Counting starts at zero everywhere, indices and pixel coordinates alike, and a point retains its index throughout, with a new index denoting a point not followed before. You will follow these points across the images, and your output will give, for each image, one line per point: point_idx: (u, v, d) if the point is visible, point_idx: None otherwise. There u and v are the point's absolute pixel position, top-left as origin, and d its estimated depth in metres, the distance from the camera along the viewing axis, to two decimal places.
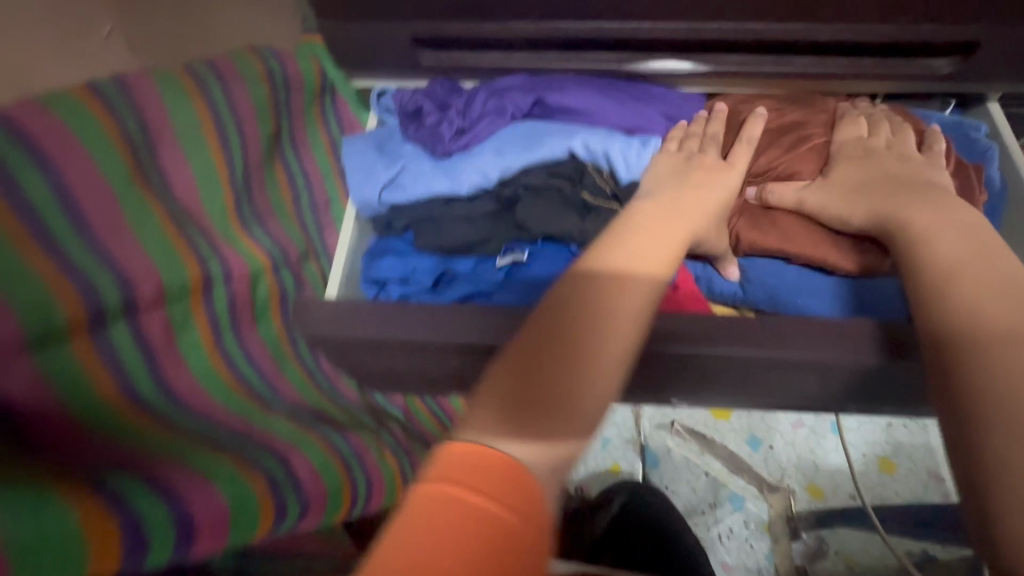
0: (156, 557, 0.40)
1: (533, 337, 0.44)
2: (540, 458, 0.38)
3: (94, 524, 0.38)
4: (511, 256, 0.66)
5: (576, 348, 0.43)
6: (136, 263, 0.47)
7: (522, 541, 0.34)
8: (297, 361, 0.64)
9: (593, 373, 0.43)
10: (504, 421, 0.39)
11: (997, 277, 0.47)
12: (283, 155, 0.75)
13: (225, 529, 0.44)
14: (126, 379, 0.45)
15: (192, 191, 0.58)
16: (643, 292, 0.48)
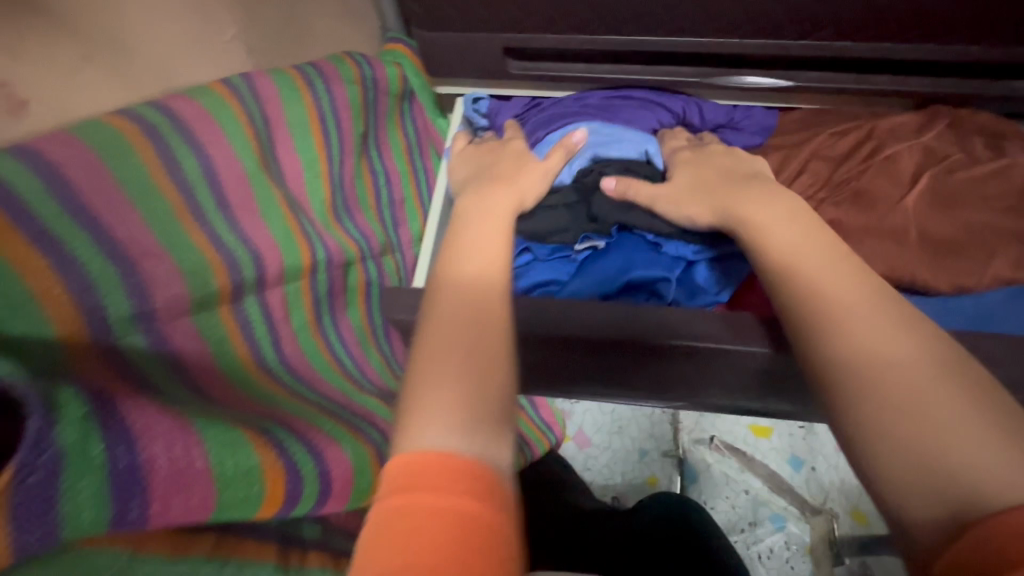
0: (302, 507, 0.42)
1: (434, 344, 0.44)
2: (451, 451, 0.36)
3: (270, 467, 0.39)
4: (590, 243, 0.67)
5: (434, 344, 0.44)
6: (265, 240, 0.51)
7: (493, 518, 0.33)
8: (377, 349, 0.67)
9: (456, 359, 0.43)
10: (431, 420, 0.38)
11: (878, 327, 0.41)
12: (368, 153, 0.80)
13: (348, 491, 0.46)
14: (257, 347, 0.48)
15: (299, 181, 0.63)
16: (469, 302, 0.48)
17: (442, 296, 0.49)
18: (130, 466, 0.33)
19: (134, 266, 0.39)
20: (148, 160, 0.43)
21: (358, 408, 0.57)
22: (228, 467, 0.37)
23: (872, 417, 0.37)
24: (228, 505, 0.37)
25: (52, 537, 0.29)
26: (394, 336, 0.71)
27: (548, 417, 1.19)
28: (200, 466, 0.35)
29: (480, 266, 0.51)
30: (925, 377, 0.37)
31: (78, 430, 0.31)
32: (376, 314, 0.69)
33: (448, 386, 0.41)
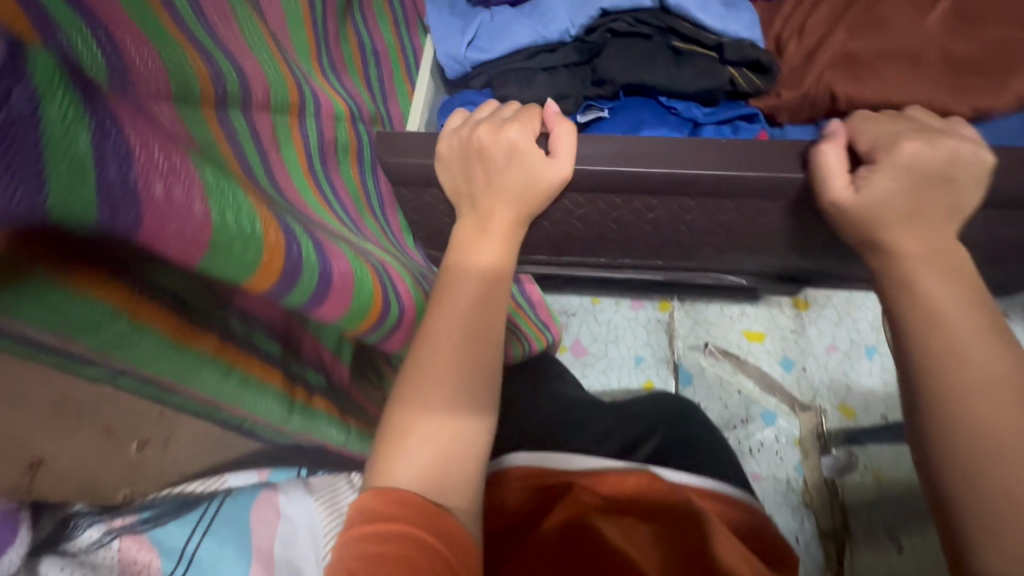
0: (298, 295, 0.43)
1: (434, 348, 0.57)
2: (439, 423, 0.54)
3: (274, 238, 0.38)
4: (593, 111, 0.80)
5: (428, 358, 0.57)
6: (252, 64, 0.48)
7: (446, 536, 0.48)
8: (371, 215, 0.70)
9: (442, 374, 0.56)
10: (427, 395, 0.55)
11: (984, 344, 0.51)
12: (352, 17, 0.75)
13: (350, 293, 0.49)
14: (248, 164, 0.46)
15: (282, 20, 0.58)
16: (466, 317, 0.60)
17: (443, 301, 0.61)
18: (120, 182, 0.28)
19: (112, 35, 0.34)
20: None
21: (361, 248, 0.59)
22: (230, 222, 0.34)
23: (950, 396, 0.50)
24: (226, 259, 0.35)
25: (41, 212, 0.26)
26: (388, 210, 0.77)
27: (544, 316, 1.21)
28: (201, 210, 0.32)
29: (485, 262, 0.64)
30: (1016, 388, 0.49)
31: (66, 119, 0.26)
32: (369, 183, 0.72)
33: (435, 385, 0.55)
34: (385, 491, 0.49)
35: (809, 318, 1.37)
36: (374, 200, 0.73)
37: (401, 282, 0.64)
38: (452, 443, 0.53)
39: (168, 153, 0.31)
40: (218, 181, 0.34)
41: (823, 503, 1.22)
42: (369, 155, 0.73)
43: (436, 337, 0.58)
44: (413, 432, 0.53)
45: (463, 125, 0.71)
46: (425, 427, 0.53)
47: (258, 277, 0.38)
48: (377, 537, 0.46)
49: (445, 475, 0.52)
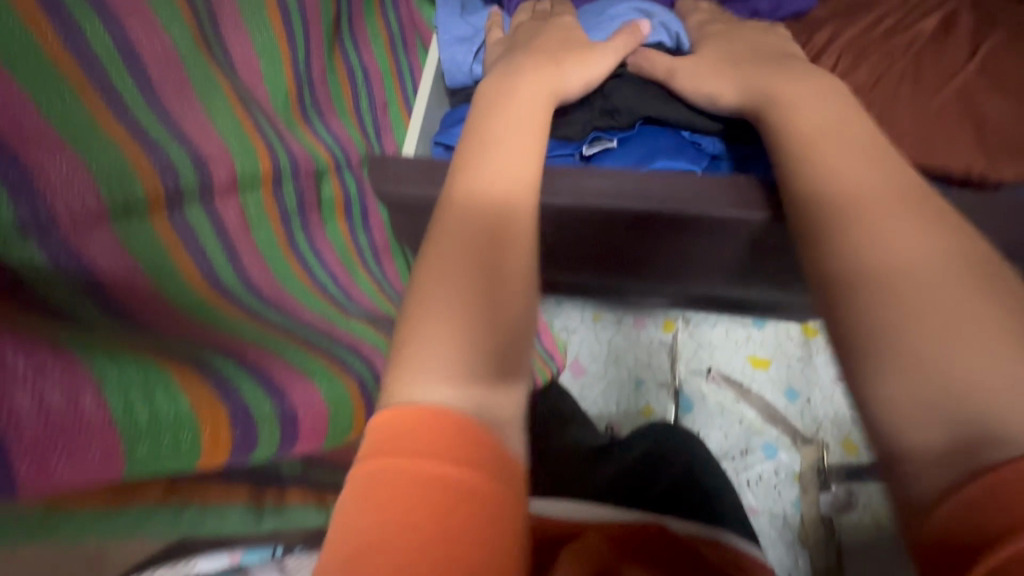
0: (261, 452, 0.38)
1: (451, 251, 0.39)
2: (462, 328, 0.36)
3: (208, 413, 0.34)
4: (600, 144, 0.65)
5: (440, 279, 0.38)
6: (211, 141, 0.43)
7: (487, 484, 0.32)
8: (365, 273, 0.63)
9: (459, 296, 0.37)
10: (428, 334, 0.36)
11: (897, 195, 0.36)
12: (341, 43, 0.67)
13: (324, 426, 0.42)
14: (209, 266, 0.42)
15: (255, 70, 0.52)
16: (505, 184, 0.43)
17: (460, 204, 0.42)
18: (32, 409, 0.27)
19: (18, 164, 0.31)
20: (31, 15, 0.32)
21: (341, 335, 0.51)
22: (140, 411, 0.31)
23: (862, 326, 0.32)
24: (148, 458, 0.31)
25: None
26: (383, 258, 0.69)
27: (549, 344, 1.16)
28: (95, 414, 0.29)
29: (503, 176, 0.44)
30: (888, 182, 0.37)
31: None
32: (360, 236, 0.65)
33: (446, 317, 0.36)
34: (406, 408, 0.33)
35: (817, 346, 1.29)
36: (367, 252, 0.66)
37: (386, 366, 0.53)
38: (467, 376, 0.34)
39: (46, 365, 0.28)
40: (125, 369, 0.31)
41: (818, 540, 1.17)
42: (361, 203, 0.66)
43: (461, 231, 0.40)
44: (412, 359, 0.35)
45: (515, 82, 0.52)
46: (419, 363, 0.35)
47: (205, 456, 0.34)
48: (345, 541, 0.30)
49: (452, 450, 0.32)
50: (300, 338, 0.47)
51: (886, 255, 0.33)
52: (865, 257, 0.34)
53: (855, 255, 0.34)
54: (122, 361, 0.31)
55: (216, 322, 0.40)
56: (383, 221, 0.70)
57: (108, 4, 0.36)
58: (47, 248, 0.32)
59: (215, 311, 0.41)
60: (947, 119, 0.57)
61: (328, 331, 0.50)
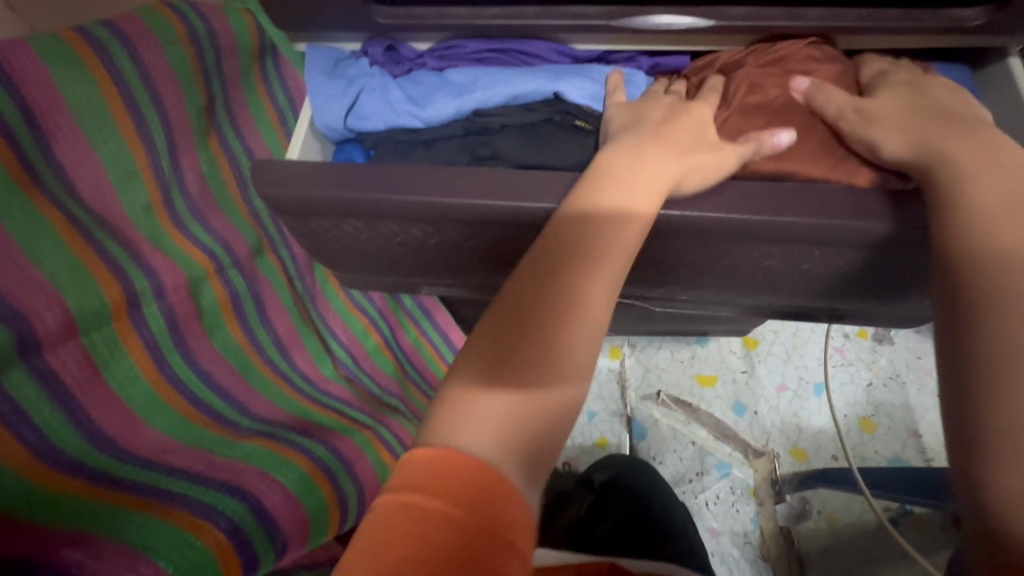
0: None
1: (563, 292, 0.39)
2: (494, 401, 0.34)
3: None
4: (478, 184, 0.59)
5: (567, 282, 0.39)
6: (37, 292, 0.41)
7: (482, 501, 0.30)
8: (271, 374, 0.58)
9: (585, 315, 0.38)
10: (571, 317, 0.38)
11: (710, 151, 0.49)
12: (218, 130, 0.63)
13: None
14: (38, 437, 0.40)
15: (104, 188, 0.49)
16: (632, 231, 0.43)
17: (554, 233, 0.42)
18: None
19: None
20: None
21: (220, 468, 0.47)
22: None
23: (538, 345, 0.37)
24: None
25: None
26: (293, 347, 0.65)
27: None
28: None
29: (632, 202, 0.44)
30: (652, 173, 0.46)
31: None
32: (258, 332, 0.62)
33: (583, 318, 0.38)
34: (422, 477, 0.31)
35: (758, 357, 1.32)
36: (270, 347, 0.63)
37: (275, 489, 0.48)
38: (511, 424, 0.34)
39: None
40: None
41: (780, 555, 1.16)
42: (253, 298, 0.62)
43: (607, 254, 0.41)
44: (467, 403, 0.34)
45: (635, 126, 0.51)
46: (472, 403, 0.34)
47: None
48: (403, 509, 0.30)
49: (517, 452, 0.33)
50: (158, 492, 0.43)
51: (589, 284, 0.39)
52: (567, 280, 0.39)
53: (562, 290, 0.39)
54: None
55: (38, 511, 0.39)
56: (286, 307, 0.66)
57: None
58: None
59: (49, 494, 0.40)
60: (805, 123, 0.54)
61: (202, 470, 0.46)
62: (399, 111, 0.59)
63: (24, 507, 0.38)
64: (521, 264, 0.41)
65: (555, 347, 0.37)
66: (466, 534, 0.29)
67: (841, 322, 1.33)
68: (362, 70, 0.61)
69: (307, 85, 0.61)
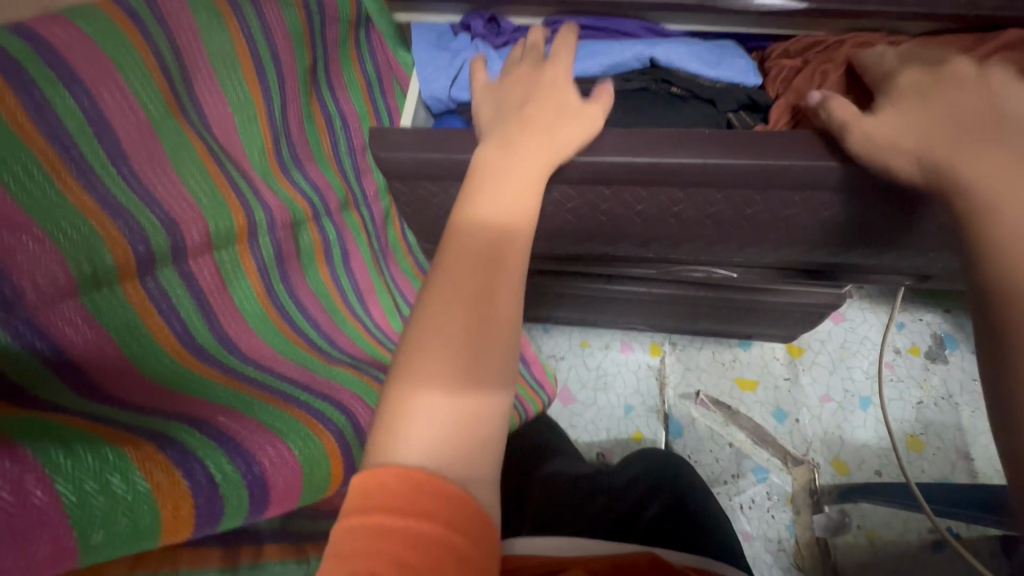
0: (230, 520, 0.39)
1: (440, 313, 0.42)
2: (449, 401, 0.39)
3: (165, 485, 0.35)
4: None
5: (461, 303, 0.43)
6: (181, 201, 0.45)
7: (462, 521, 0.35)
8: (349, 315, 0.63)
9: (475, 327, 0.42)
10: (440, 336, 0.41)
11: (568, 134, 0.53)
12: (318, 91, 0.68)
13: (300, 488, 0.43)
14: (182, 329, 0.45)
15: (229, 128, 0.54)
16: (514, 245, 0.46)
17: (456, 251, 0.46)
18: None
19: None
20: (3, 100, 0.35)
21: (320, 384, 0.51)
22: (95, 496, 0.32)
23: (439, 359, 0.41)
24: (104, 543, 0.32)
25: None
26: (368, 299, 0.68)
27: (539, 375, 1.10)
28: (46, 502, 0.30)
29: (510, 206, 0.48)
30: (517, 184, 0.49)
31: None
32: (342, 279, 0.66)
33: (448, 329, 0.42)
34: (389, 473, 0.36)
35: (802, 366, 1.30)
36: (351, 294, 0.66)
37: (367, 410, 0.52)
38: (473, 416, 0.39)
39: (17, 465, 0.30)
40: (82, 457, 0.32)
41: (815, 566, 1.13)
42: (341, 248, 0.67)
43: (448, 268, 0.45)
44: (419, 414, 0.39)
45: (506, 87, 0.57)
46: (423, 408, 0.39)
47: (165, 537, 0.35)
48: (369, 530, 0.34)
49: (458, 450, 0.38)
50: (274, 393, 0.47)
51: (502, 288, 0.45)
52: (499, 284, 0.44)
53: (495, 298, 0.44)
54: (74, 448, 0.32)
55: (189, 390, 0.43)
56: (365, 261, 0.70)
57: (76, 72, 0.39)
58: (15, 325, 0.35)
59: (191, 383, 0.43)
60: None
61: (308, 382, 0.51)
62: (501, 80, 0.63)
63: (175, 388, 0.42)
64: (438, 283, 0.44)
65: (433, 374, 0.40)
66: (443, 545, 0.34)
67: (893, 337, 1.29)
68: (466, 45, 0.65)
69: (416, 57, 0.67)
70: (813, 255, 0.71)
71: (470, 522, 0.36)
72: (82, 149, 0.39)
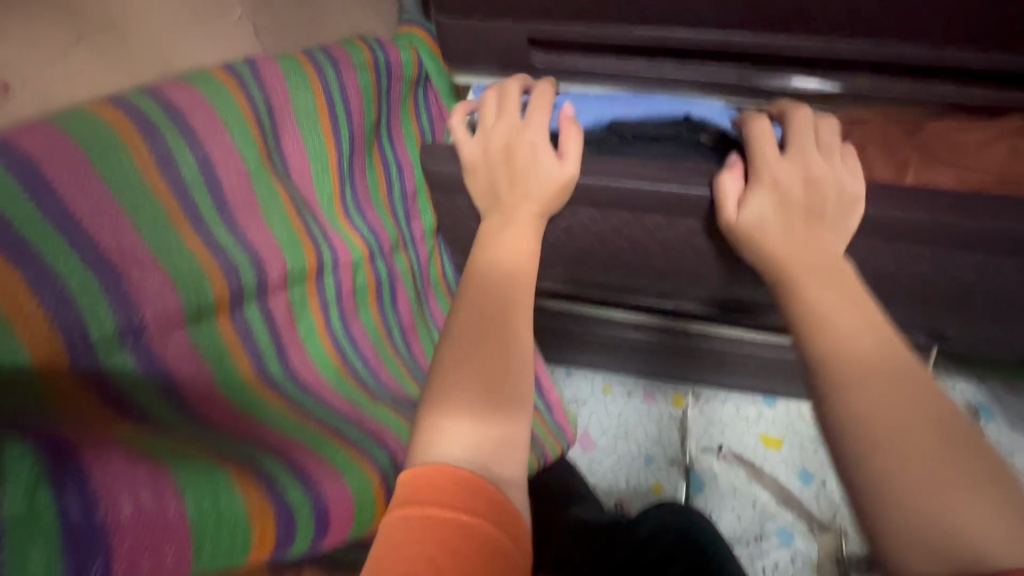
0: (300, 543, 0.41)
1: (472, 324, 0.49)
2: (481, 392, 0.45)
3: (257, 508, 0.39)
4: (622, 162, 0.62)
5: (479, 314, 0.50)
6: (265, 240, 0.50)
7: (497, 519, 0.37)
8: (394, 355, 0.66)
9: (501, 330, 0.49)
10: (467, 346, 0.48)
11: (558, 185, 0.60)
12: (380, 143, 0.73)
13: (350, 524, 0.45)
14: (259, 359, 0.49)
15: (306, 176, 0.60)
16: (522, 275, 0.54)
17: (478, 270, 0.54)
18: (87, 522, 0.32)
19: (115, 276, 0.39)
20: (137, 152, 0.41)
21: (364, 421, 0.54)
22: (206, 510, 0.36)
23: (469, 356, 0.47)
24: (208, 556, 0.37)
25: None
26: (411, 336, 0.71)
27: (561, 419, 1.11)
28: (174, 514, 0.35)
29: (518, 246, 0.57)
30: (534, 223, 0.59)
31: (28, 494, 0.31)
32: (389, 315, 0.69)
33: (478, 336, 0.48)
34: (426, 468, 0.39)
35: None
36: (396, 332, 0.69)
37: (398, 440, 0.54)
38: (502, 407, 0.44)
39: (141, 474, 0.35)
40: (195, 474, 0.37)
41: None
42: (391, 286, 0.70)
43: (469, 308, 0.51)
44: (453, 409, 0.43)
45: (485, 141, 0.62)
46: (462, 403, 0.44)
47: (251, 553, 0.38)
48: (416, 520, 0.36)
49: (490, 435, 0.42)
50: (319, 428, 0.49)
51: (519, 306, 0.51)
52: (511, 303, 0.51)
53: (512, 310, 0.51)
54: (191, 466, 0.37)
55: (265, 416, 0.46)
56: (410, 299, 0.73)
57: (191, 128, 0.45)
58: (135, 348, 0.40)
59: (265, 403, 0.47)
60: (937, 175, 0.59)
61: (356, 418, 0.54)
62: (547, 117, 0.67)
63: (251, 409, 0.46)
64: (463, 300, 0.52)
65: (461, 373, 0.46)
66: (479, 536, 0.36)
67: None
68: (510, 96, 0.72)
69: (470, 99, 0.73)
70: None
71: (505, 517, 0.38)
72: (193, 194, 0.45)
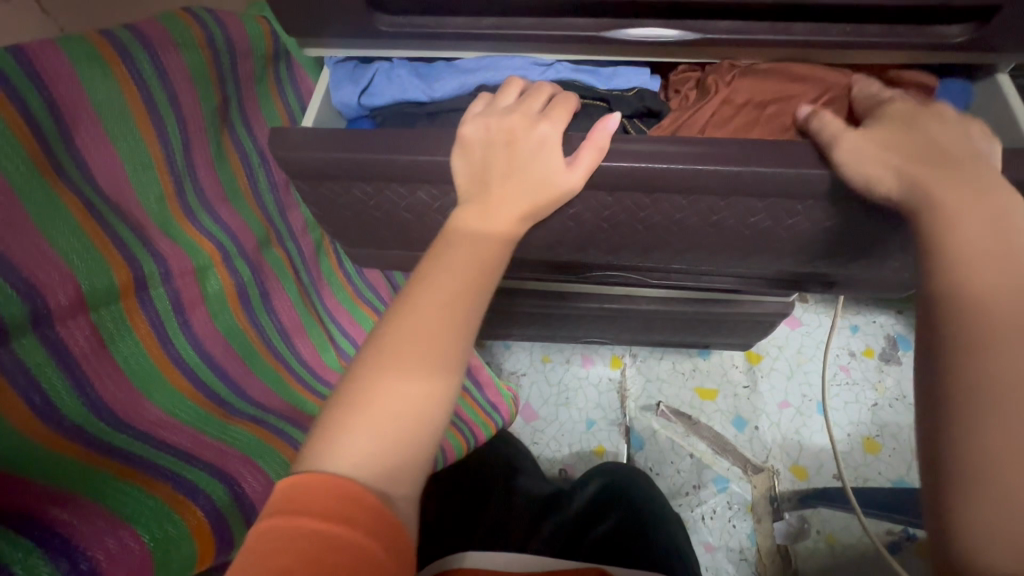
0: None
1: (415, 312, 0.45)
2: (403, 386, 0.42)
3: None
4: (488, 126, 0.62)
5: (426, 304, 0.46)
6: (51, 269, 0.46)
7: (379, 540, 0.37)
8: (268, 358, 0.65)
9: (439, 324, 0.45)
10: (407, 338, 0.44)
11: (523, 154, 0.54)
12: (232, 132, 0.66)
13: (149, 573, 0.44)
14: (42, 399, 0.45)
15: (119, 178, 0.53)
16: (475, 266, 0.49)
17: (447, 259, 0.49)
18: None
19: None
20: None
21: (211, 450, 0.54)
22: None
23: (397, 352, 0.43)
24: None
25: None
26: (295, 337, 0.69)
27: (494, 397, 1.07)
28: None
29: (479, 234, 0.51)
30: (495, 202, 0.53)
31: None
32: (262, 319, 0.66)
33: (419, 330, 0.44)
34: (316, 475, 0.38)
35: (760, 373, 1.30)
36: (275, 335, 0.67)
37: (252, 471, 0.55)
38: (414, 412, 0.41)
39: None
40: None
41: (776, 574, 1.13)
42: (258, 288, 0.66)
43: (437, 275, 0.48)
44: (369, 406, 0.41)
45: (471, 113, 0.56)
46: (379, 401, 0.41)
47: None
48: (285, 534, 0.36)
49: (390, 439, 0.40)
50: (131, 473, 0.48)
51: (468, 307, 0.47)
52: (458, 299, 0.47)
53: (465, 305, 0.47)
54: None
55: (29, 470, 0.43)
56: (292, 299, 0.70)
57: None
58: None
59: (47, 459, 0.44)
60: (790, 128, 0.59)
61: (192, 449, 0.53)
62: (409, 87, 0.66)
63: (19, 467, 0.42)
64: (419, 282, 0.47)
65: (388, 368, 0.42)
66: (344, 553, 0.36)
67: (848, 340, 1.31)
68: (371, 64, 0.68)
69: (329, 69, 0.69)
70: (741, 264, 0.72)
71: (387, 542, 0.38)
72: None
